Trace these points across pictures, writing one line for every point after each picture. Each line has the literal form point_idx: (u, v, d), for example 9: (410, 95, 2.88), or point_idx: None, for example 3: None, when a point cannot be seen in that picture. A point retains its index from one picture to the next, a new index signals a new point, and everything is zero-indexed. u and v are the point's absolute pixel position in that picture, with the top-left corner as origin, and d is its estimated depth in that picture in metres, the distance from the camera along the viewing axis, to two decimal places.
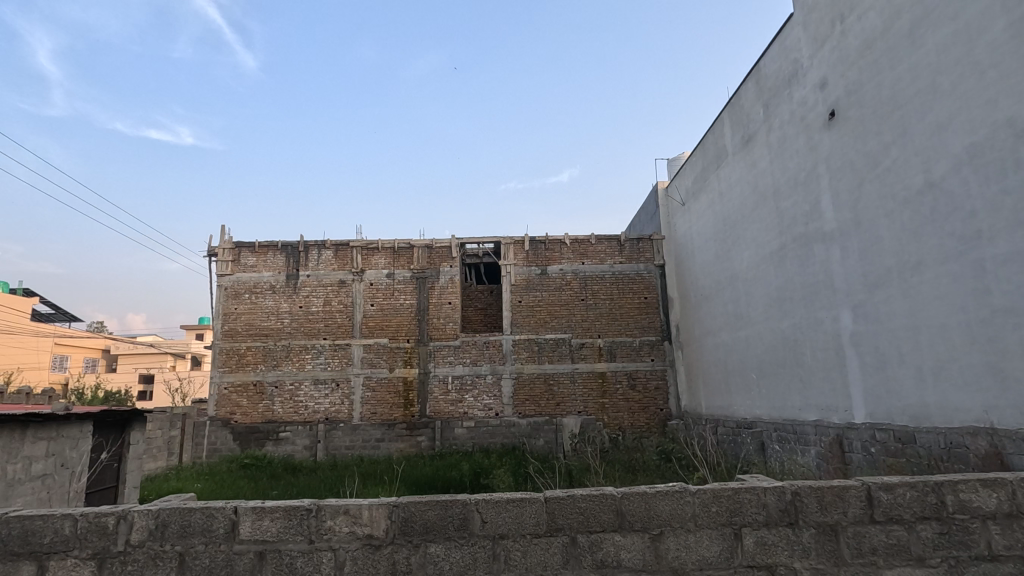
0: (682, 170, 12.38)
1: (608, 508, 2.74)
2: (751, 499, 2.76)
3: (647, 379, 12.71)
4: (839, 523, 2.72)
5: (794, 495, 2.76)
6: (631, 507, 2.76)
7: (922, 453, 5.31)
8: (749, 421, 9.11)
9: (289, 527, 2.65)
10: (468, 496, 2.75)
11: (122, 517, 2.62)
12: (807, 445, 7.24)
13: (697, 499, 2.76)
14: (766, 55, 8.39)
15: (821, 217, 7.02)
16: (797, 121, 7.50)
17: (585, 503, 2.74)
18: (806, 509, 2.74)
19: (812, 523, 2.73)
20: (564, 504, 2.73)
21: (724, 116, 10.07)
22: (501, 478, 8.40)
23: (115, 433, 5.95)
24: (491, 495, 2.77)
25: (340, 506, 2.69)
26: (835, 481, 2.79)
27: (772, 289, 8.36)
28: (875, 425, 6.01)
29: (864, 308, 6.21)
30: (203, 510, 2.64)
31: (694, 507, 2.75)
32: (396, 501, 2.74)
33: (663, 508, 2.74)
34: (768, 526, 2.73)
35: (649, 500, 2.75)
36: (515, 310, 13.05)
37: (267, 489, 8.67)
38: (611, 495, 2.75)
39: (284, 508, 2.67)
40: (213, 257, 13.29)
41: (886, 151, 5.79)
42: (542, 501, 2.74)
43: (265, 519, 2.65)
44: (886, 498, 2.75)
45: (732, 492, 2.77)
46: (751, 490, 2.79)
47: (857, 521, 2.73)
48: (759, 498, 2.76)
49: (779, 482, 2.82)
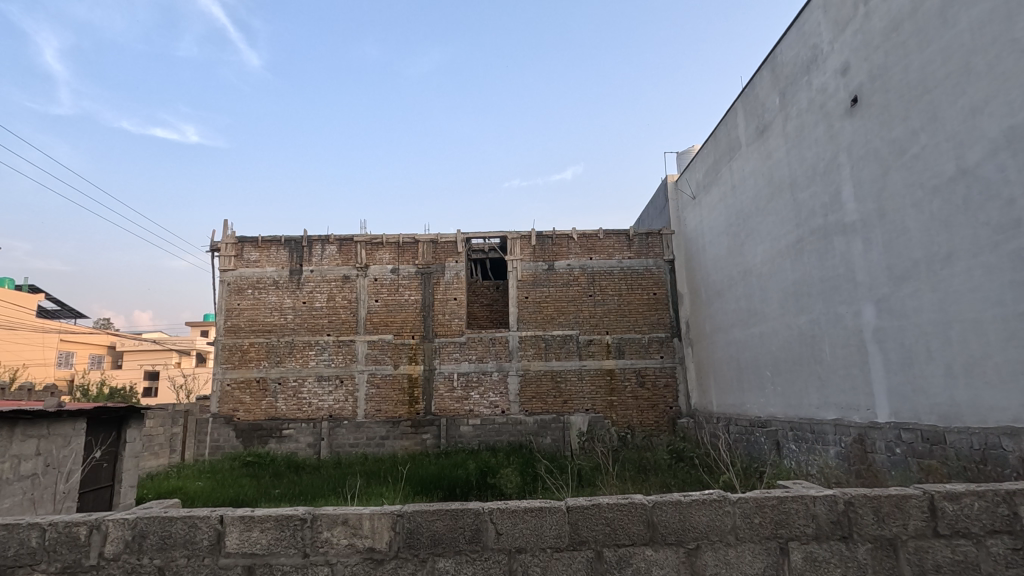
0: (693, 163, 12.10)
1: (637, 519, 2.52)
2: (798, 509, 2.53)
3: (657, 376, 12.47)
4: (898, 536, 2.50)
5: (847, 505, 2.54)
6: (660, 516, 2.54)
7: (953, 454, 5.06)
8: (763, 420, 8.85)
9: (283, 538, 2.44)
10: (481, 504, 2.53)
11: (95, 528, 2.42)
12: (826, 445, 6.98)
13: (738, 509, 2.54)
14: (783, 41, 8.11)
15: (841, 209, 6.75)
16: (816, 109, 7.23)
17: (612, 514, 2.52)
18: (861, 521, 2.52)
19: (867, 537, 2.51)
20: (588, 515, 2.51)
21: (736, 106, 9.81)
22: (508, 477, 8.19)
23: (112, 432, 5.72)
24: (505, 503, 2.55)
25: (337, 517, 2.47)
26: (892, 490, 2.57)
27: (788, 284, 8.10)
28: (901, 424, 5.76)
29: (889, 303, 5.95)
30: (185, 520, 2.43)
31: (732, 518, 2.53)
32: (401, 510, 2.51)
33: (699, 519, 2.53)
34: (818, 540, 2.51)
35: (684, 510, 2.53)
36: (521, 306, 12.82)
37: (270, 488, 8.35)
38: (641, 505, 2.52)
39: (276, 518, 2.47)
40: (215, 252, 13.13)
41: (914, 137, 5.52)
42: (564, 510, 2.52)
43: (254, 530, 2.45)
44: (951, 509, 2.53)
45: (777, 502, 2.54)
46: (798, 498, 2.56)
47: (919, 535, 2.50)
48: (807, 508, 2.53)
49: (830, 491, 2.59)
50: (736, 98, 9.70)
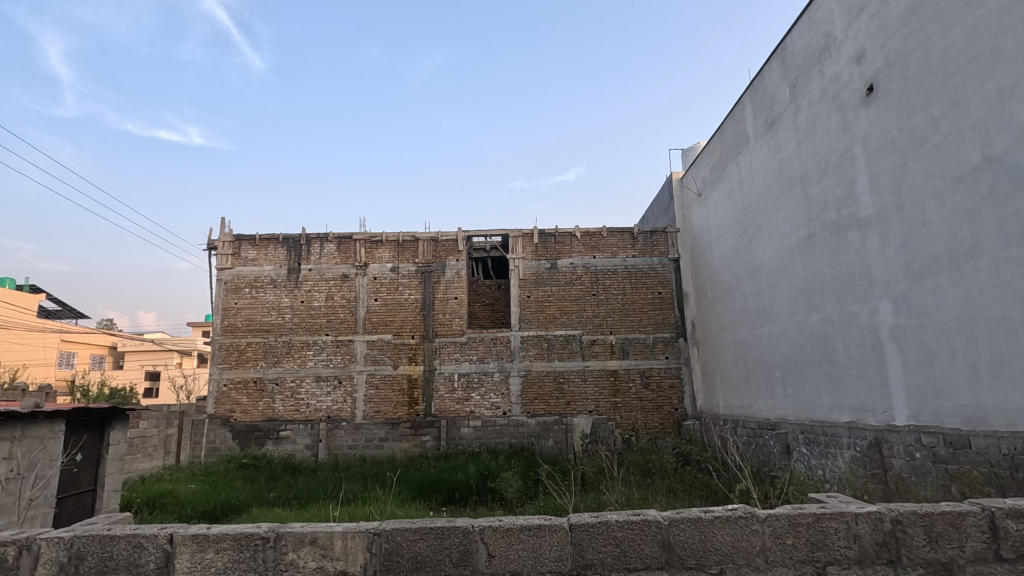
0: (699, 160, 11.82)
1: (653, 540, 2.55)
2: (840, 529, 2.57)
3: (661, 377, 12.19)
4: (955, 561, 2.55)
5: (896, 525, 2.59)
6: (677, 534, 2.58)
7: (979, 459, 4.79)
8: (772, 422, 8.58)
9: (243, 560, 2.46)
10: (470, 521, 2.56)
11: (24, 549, 2.46)
12: (839, 449, 6.71)
13: (768, 529, 2.58)
14: (793, 31, 7.84)
15: (855, 202, 6.48)
16: (829, 99, 6.95)
17: (622, 533, 2.55)
18: (913, 544, 2.56)
19: (919, 561, 2.55)
20: (592, 534, 2.54)
21: (744, 99, 9.54)
22: (510, 481, 7.91)
23: (94, 433, 5.43)
24: (498, 521, 2.58)
25: (305, 537, 2.50)
26: (950, 508, 2.61)
27: (798, 282, 7.82)
28: (921, 427, 5.48)
29: (907, 300, 5.68)
30: (128, 540, 2.47)
31: (760, 537, 2.57)
32: (378, 529, 2.55)
33: (723, 540, 2.57)
34: (863, 564, 2.55)
35: (706, 529, 2.58)
36: (523, 305, 12.57)
37: (263, 492, 8.07)
38: (657, 521, 2.57)
39: (233, 539, 2.48)
40: (212, 251, 12.91)
41: (935, 126, 5.25)
42: (566, 529, 2.54)
43: (208, 552, 2.47)
44: (1015, 529, 2.58)
45: (815, 521, 2.59)
46: (840, 517, 2.60)
47: (978, 558, 2.56)
48: (850, 528, 2.58)
49: (878, 509, 2.63)
50: (744, 91, 9.44)
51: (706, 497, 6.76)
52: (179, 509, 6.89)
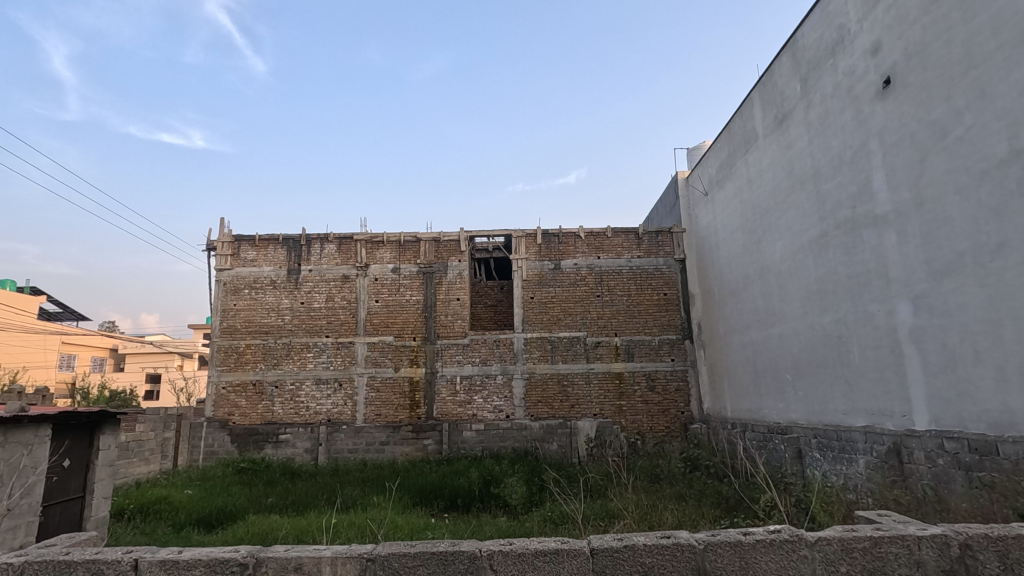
0: (705, 158, 11.61)
1: (685, 565, 2.75)
2: (900, 553, 2.76)
3: (667, 380, 11.97)
4: None
5: (964, 548, 2.76)
6: (712, 559, 2.77)
7: (1007, 466, 4.57)
8: (783, 426, 8.34)
9: None
10: (478, 547, 2.75)
11: None
12: (854, 454, 6.50)
13: (817, 554, 2.77)
14: (804, 24, 7.64)
15: (871, 199, 6.27)
16: (843, 93, 6.75)
17: (650, 559, 2.74)
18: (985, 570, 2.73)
19: None
20: (617, 558, 2.73)
21: (753, 96, 9.34)
22: (513, 487, 7.68)
23: (82, 439, 5.14)
24: (508, 546, 2.77)
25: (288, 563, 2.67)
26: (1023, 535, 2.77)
27: (810, 282, 7.60)
28: (942, 433, 5.27)
29: (927, 299, 5.47)
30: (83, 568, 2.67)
31: (809, 563, 2.75)
32: (370, 554, 2.72)
33: (767, 564, 2.76)
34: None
35: (746, 554, 2.77)
36: (526, 306, 12.37)
37: (261, 497, 7.84)
38: (690, 546, 2.75)
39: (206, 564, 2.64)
40: (212, 252, 12.74)
41: (958, 118, 5.05)
42: (588, 555, 2.73)
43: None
44: None
45: (875, 546, 2.77)
46: (900, 541, 2.78)
47: None
48: (912, 554, 2.76)
49: (944, 533, 2.81)
50: (752, 88, 9.25)
51: (716, 503, 6.47)
52: (173, 516, 6.66)
